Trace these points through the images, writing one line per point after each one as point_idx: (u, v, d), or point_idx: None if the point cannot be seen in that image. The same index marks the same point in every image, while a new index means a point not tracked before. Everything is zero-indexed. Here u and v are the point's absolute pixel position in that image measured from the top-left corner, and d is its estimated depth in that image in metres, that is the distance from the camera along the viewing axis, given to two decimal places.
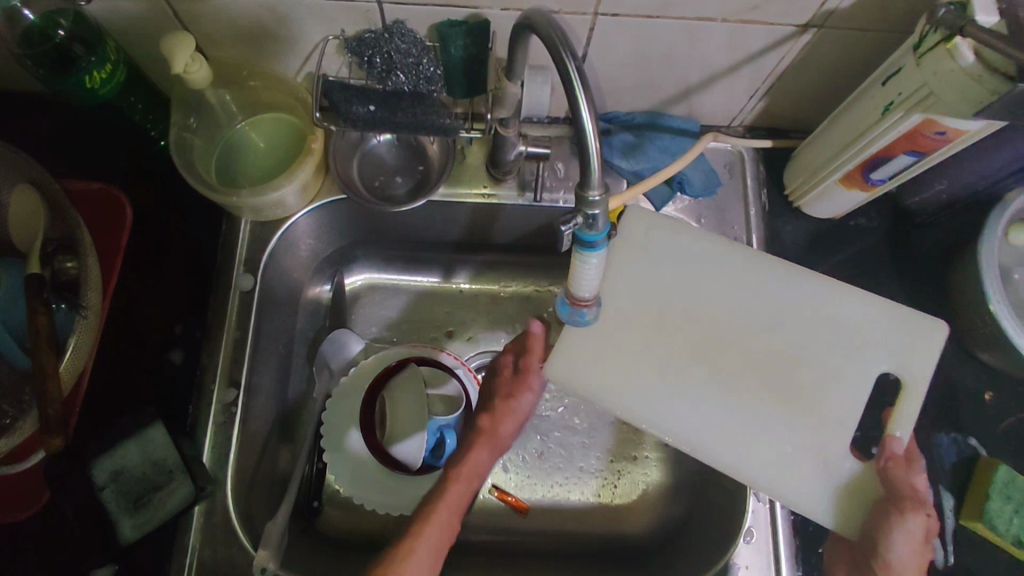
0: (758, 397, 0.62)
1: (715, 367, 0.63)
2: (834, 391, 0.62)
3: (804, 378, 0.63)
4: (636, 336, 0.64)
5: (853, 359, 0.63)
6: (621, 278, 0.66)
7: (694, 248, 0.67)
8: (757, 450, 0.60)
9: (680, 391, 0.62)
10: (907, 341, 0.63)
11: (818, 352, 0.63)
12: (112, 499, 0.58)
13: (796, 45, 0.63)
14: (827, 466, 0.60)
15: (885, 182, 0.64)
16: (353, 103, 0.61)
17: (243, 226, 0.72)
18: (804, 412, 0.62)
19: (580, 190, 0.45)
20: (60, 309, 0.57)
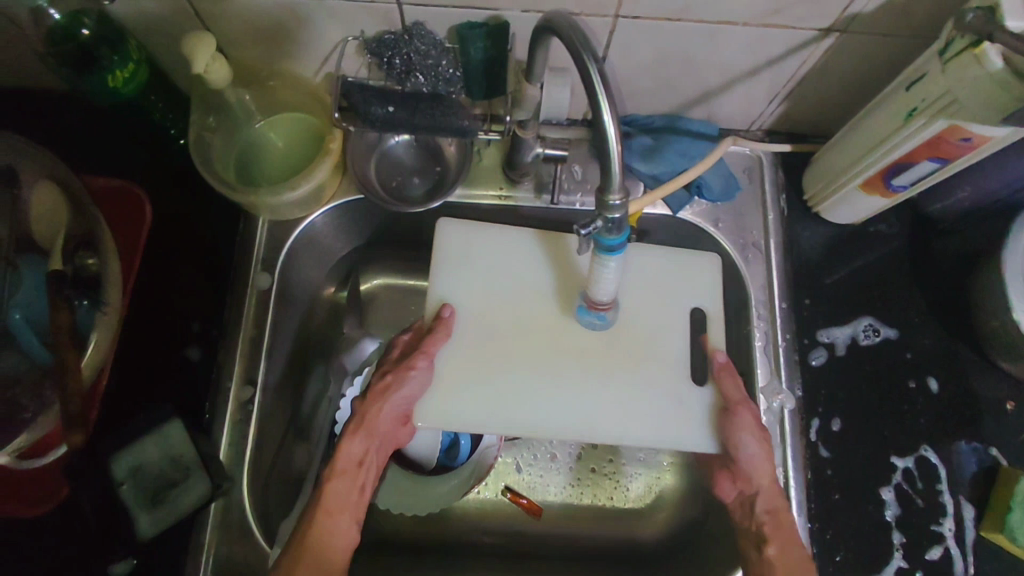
0: (612, 358, 0.64)
1: (571, 345, 0.65)
2: (662, 336, 0.66)
3: (633, 335, 0.65)
4: (492, 331, 0.65)
5: (668, 302, 0.67)
6: (466, 278, 0.66)
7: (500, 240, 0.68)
8: (632, 408, 0.63)
9: (543, 375, 0.63)
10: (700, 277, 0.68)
11: (637, 307, 0.66)
12: (130, 494, 0.59)
13: (818, 49, 0.62)
14: (681, 400, 0.64)
15: (907, 188, 0.63)
16: (372, 105, 0.61)
17: (260, 225, 0.71)
18: (646, 363, 0.65)
19: (601, 195, 0.45)
20: (82, 305, 0.57)
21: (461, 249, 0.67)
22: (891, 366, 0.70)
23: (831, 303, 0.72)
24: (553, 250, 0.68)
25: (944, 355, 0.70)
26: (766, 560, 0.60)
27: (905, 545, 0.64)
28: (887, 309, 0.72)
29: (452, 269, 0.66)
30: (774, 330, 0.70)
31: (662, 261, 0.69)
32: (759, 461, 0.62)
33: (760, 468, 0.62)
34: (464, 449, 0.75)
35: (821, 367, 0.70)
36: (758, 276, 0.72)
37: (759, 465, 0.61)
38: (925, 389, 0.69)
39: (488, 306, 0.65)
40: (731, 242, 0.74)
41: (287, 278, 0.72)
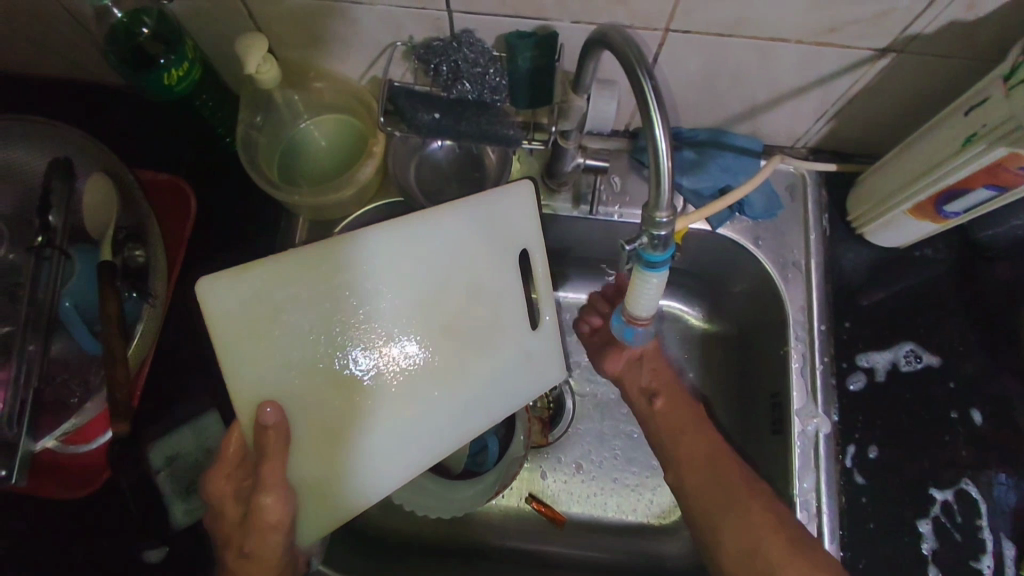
0: (443, 341, 0.61)
1: (423, 354, 0.60)
2: (490, 304, 0.63)
3: (466, 317, 0.62)
4: (342, 392, 0.58)
5: (485, 268, 0.62)
6: (300, 355, 0.57)
7: (307, 291, 0.57)
8: (505, 380, 0.64)
9: (407, 393, 0.60)
10: (509, 208, 0.63)
11: (455, 287, 0.61)
12: (166, 482, 0.61)
13: (872, 69, 0.61)
14: (529, 356, 0.65)
15: (959, 215, 0.62)
16: (419, 111, 0.63)
17: (298, 222, 0.71)
18: (494, 336, 0.63)
19: (649, 212, 0.45)
20: (130, 297, 0.59)
21: (285, 312, 0.56)
22: (933, 395, 0.68)
23: (872, 327, 0.70)
24: (386, 265, 0.59)
25: (988, 387, 0.68)
26: (654, 411, 0.65)
27: None
28: (931, 336, 0.70)
29: (272, 342, 0.56)
30: (811, 352, 0.69)
31: (501, 215, 0.63)
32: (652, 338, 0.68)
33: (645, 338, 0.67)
34: (491, 455, 0.75)
35: (859, 392, 0.68)
36: (797, 296, 0.71)
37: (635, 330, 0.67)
38: (968, 421, 0.67)
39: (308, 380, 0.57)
40: (771, 261, 0.72)
41: None
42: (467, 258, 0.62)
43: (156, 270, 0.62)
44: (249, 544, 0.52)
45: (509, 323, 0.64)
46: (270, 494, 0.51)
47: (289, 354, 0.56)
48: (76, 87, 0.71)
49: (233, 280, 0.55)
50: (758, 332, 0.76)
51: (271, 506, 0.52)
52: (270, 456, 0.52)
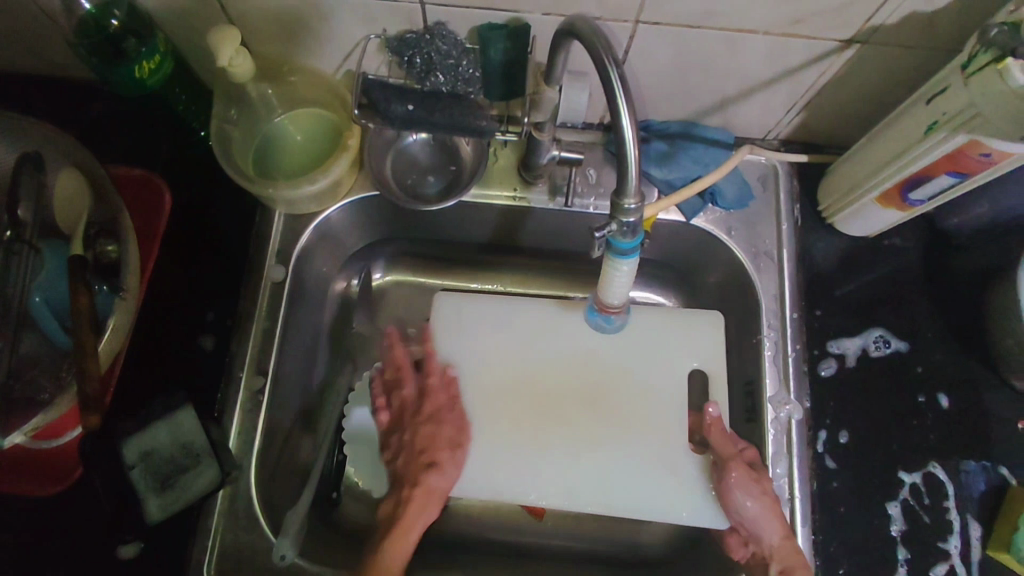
0: (587, 413, 0.67)
1: (582, 408, 0.67)
2: (648, 403, 0.67)
3: (618, 397, 0.67)
4: (500, 401, 0.67)
5: (655, 367, 0.68)
6: (472, 351, 0.69)
7: (505, 312, 0.70)
8: (633, 481, 0.65)
9: (547, 433, 0.66)
10: (700, 337, 0.69)
11: (629, 364, 0.68)
12: (140, 478, 0.59)
13: (839, 60, 0.62)
14: (675, 467, 0.65)
15: (924, 203, 0.63)
16: (392, 102, 0.62)
17: (277, 218, 0.71)
18: (641, 433, 0.66)
19: (616, 198, 0.46)
20: (102, 290, 0.59)
21: (465, 318, 0.70)
22: (902, 380, 0.69)
23: (843, 316, 0.71)
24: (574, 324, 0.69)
25: (955, 372, 0.70)
26: None
27: (910, 561, 0.64)
28: (899, 322, 0.71)
29: (460, 336, 0.69)
30: (784, 340, 0.70)
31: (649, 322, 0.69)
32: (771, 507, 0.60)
33: (768, 525, 0.59)
34: None
35: (830, 378, 0.69)
36: (770, 286, 0.72)
37: (760, 520, 0.59)
38: (935, 405, 0.69)
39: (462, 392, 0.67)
40: (744, 251, 0.74)
41: (301, 270, 0.72)
42: (642, 357, 0.68)
43: (130, 265, 0.60)
44: (435, 482, 0.60)
45: (650, 452, 0.66)
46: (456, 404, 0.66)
47: (472, 346, 0.69)
48: (46, 82, 0.70)
49: (455, 295, 0.71)
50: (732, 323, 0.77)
51: (445, 459, 0.62)
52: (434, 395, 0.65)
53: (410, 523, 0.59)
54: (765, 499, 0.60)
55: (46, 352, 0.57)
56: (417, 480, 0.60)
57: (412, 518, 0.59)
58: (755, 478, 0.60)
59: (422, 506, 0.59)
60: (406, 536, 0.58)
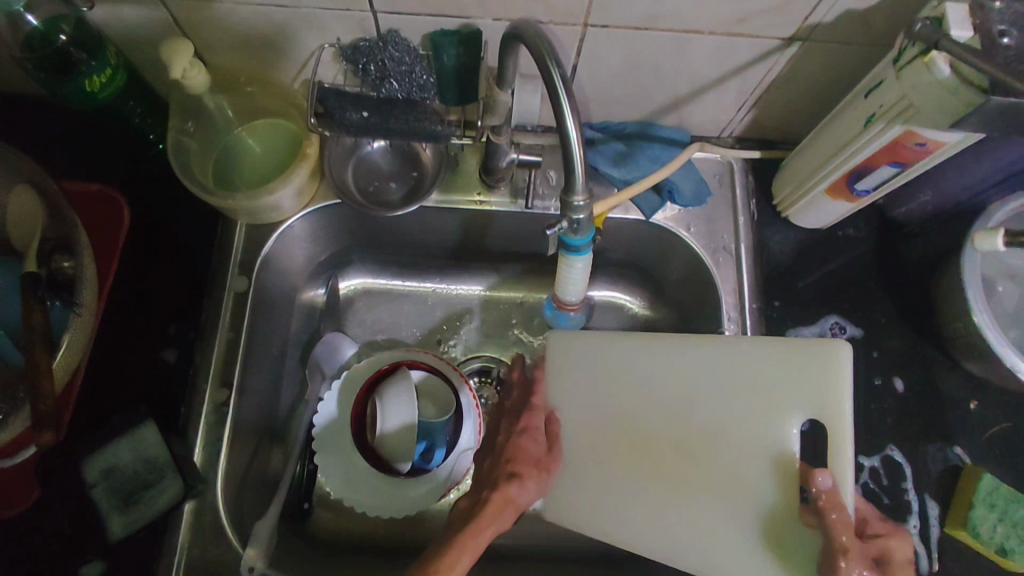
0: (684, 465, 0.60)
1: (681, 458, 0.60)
2: (752, 462, 0.58)
3: (718, 450, 0.59)
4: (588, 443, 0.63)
5: (762, 416, 0.58)
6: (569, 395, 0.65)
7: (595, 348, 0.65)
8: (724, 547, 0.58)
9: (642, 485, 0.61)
10: (810, 384, 0.57)
11: (731, 413, 0.59)
12: (103, 495, 0.59)
13: (783, 57, 0.64)
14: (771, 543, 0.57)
15: (870, 193, 0.65)
16: (347, 110, 0.62)
17: (238, 229, 0.71)
18: (737, 498, 0.58)
19: (566, 197, 0.48)
20: (54, 306, 0.58)
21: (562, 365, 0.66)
22: (858, 365, 0.71)
23: (800, 306, 0.73)
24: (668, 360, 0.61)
25: (910, 357, 0.72)
26: None
27: None
28: (853, 309, 0.73)
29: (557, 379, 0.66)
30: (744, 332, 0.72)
31: (758, 362, 0.58)
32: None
33: None
34: (439, 451, 0.72)
35: None
36: (729, 279, 0.74)
37: None
38: (890, 388, 0.71)
39: (616, 423, 0.63)
40: (702, 246, 0.75)
41: (263, 283, 0.72)
42: (762, 411, 0.58)
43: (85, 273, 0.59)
44: (525, 470, 0.59)
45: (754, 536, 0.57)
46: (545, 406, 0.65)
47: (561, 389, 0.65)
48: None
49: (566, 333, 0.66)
50: (694, 317, 0.78)
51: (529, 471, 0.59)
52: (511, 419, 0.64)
53: (508, 496, 0.56)
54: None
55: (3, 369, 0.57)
56: (502, 483, 0.57)
57: (491, 522, 0.54)
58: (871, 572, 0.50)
59: (493, 525, 0.54)
60: (503, 506, 0.56)
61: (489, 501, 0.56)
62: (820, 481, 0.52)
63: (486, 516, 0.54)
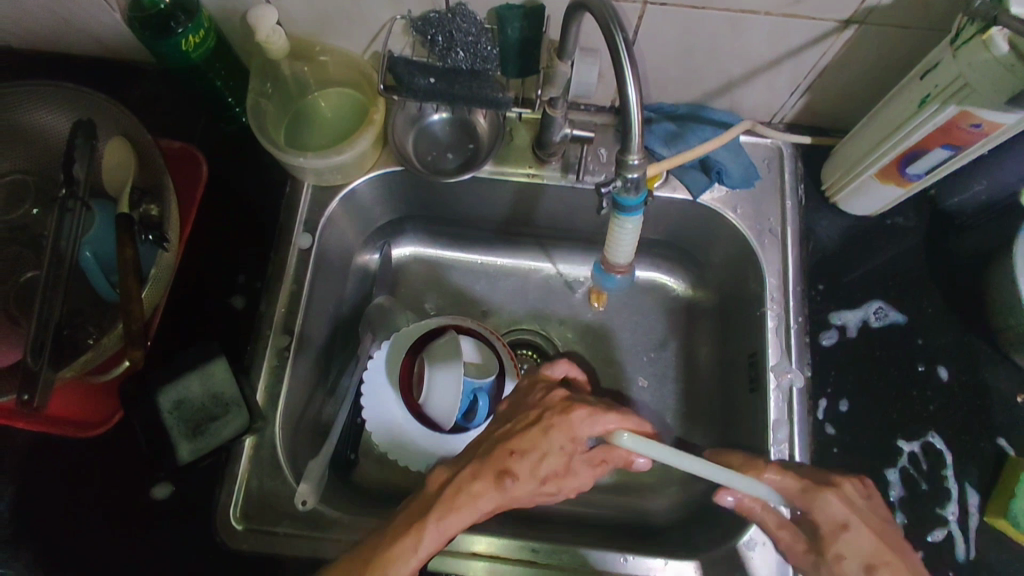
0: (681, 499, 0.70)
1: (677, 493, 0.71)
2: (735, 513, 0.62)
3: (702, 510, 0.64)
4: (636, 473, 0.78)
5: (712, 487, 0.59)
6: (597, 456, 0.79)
7: None
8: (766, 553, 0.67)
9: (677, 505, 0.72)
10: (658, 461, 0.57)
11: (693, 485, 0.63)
12: (172, 424, 0.63)
13: (838, 41, 0.65)
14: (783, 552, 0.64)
15: (921, 177, 0.66)
16: (415, 76, 0.66)
17: (305, 189, 0.76)
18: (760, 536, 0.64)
19: (621, 156, 0.51)
20: (145, 240, 0.63)
21: None
22: (902, 352, 0.71)
23: (844, 290, 0.74)
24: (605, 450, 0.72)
25: (956, 346, 0.72)
26: None
27: (907, 525, 0.65)
28: (899, 296, 0.73)
29: None
30: (787, 313, 0.73)
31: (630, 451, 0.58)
32: (866, 543, 0.58)
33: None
34: (482, 410, 0.74)
35: (832, 347, 0.72)
36: (774, 260, 0.75)
37: None
38: (934, 376, 0.71)
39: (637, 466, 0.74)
40: (749, 227, 0.76)
41: (327, 248, 0.77)
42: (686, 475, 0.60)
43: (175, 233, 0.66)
44: (521, 468, 0.57)
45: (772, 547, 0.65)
46: (580, 413, 0.60)
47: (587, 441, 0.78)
48: (99, 65, 0.77)
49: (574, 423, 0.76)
50: (737, 299, 0.79)
51: (523, 467, 0.57)
52: (538, 413, 0.62)
53: (476, 493, 0.55)
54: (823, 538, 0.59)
55: (88, 303, 0.62)
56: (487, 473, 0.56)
57: (473, 495, 0.55)
58: (810, 548, 0.60)
59: (474, 509, 0.54)
60: (466, 505, 0.54)
61: (456, 489, 0.55)
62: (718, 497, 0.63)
63: (446, 513, 0.54)
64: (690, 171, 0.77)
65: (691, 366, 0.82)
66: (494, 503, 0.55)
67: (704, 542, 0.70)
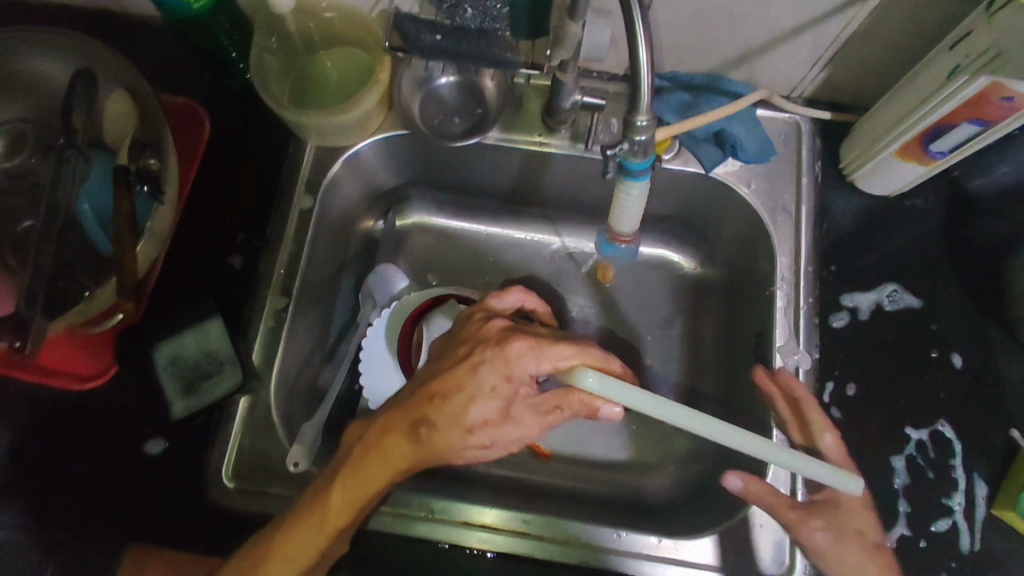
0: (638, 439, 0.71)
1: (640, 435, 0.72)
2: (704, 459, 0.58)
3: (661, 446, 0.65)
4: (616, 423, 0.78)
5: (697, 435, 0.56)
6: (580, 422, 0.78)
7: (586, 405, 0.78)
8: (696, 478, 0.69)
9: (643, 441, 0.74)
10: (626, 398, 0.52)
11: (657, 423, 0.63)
12: (168, 379, 0.63)
13: (863, 9, 0.62)
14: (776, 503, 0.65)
15: (946, 155, 0.63)
16: (421, 33, 0.64)
17: (308, 150, 0.74)
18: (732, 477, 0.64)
19: (628, 117, 0.49)
20: (142, 191, 0.63)
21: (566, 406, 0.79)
22: (915, 338, 0.69)
23: (857, 271, 0.71)
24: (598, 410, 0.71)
25: (972, 333, 0.69)
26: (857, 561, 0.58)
27: (911, 514, 0.64)
28: (915, 281, 0.71)
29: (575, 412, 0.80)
30: (797, 293, 0.70)
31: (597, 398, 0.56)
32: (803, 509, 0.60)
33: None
34: None
35: (842, 330, 0.69)
36: (786, 239, 0.72)
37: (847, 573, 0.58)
38: (947, 363, 0.68)
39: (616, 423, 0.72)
40: (762, 204, 0.74)
41: (328, 213, 0.75)
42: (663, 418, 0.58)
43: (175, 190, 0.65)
44: (438, 418, 0.55)
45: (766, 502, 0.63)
46: (514, 345, 0.55)
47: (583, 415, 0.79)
48: (104, 19, 0.75)
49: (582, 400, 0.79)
50: (746, 278, 0.77)
51: (441, 420, 0.55)
52: (469, 346, 0.58)
53: (386, 450, 0.55)
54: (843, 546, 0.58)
55: (82, 256, 0.61)
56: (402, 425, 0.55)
57: (388, 448, 0.55)
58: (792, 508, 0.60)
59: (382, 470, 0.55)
60: (375, 466, 0.55)
61: (365, 448, 0.55)
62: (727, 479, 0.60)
63: (355, 477, 0.54)
64: (704, 145, 0.74)
65: (696, 346, 0.80)
66: (407, 460, 0.55)
67: (701, 522, 0.69)
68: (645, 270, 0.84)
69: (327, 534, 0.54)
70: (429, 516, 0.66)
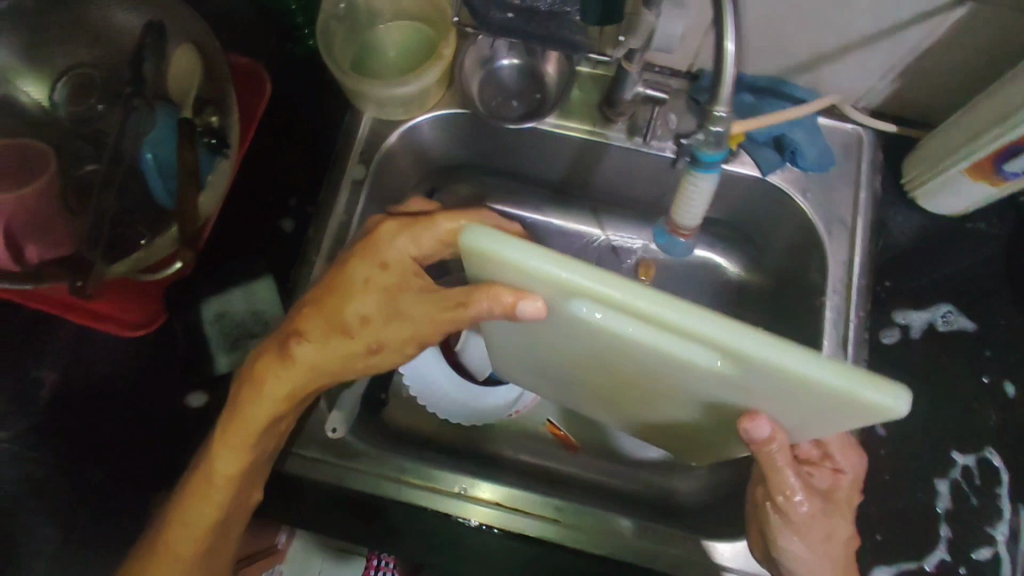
0: (623, 393, 0.58)
1: (627, 395, 0.58)
2: (693, 381, 0.47)
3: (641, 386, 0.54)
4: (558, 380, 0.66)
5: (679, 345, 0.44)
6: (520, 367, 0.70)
7: (566, 345, 0.53)
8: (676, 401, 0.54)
9: (628, 395, 0.58)
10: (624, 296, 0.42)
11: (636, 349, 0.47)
12: (214, 333, 0.66)
13: (946, 20, 0.61)
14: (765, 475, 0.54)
15: (1018, 177, 0.61)
16: (492, 10, 0.64)
17: (364, 121, 0.74)
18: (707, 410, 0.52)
19: (707, 106, 0.48)
20: (206, 143, 0.63)
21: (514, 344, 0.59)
22: (967, 361, 0.67)
23: (911, 289, 0.70)
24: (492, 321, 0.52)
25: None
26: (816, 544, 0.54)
27: (950, 540, 0.62)
28: (970, 303, 0.69)
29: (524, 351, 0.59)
30: (848, 306, 0.69)
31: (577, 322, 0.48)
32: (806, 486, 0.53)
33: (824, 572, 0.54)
34: None
35: (891, 346, 0.68)
36: (840, 250, 0.71)
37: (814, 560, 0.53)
38: (997, 390, 0.67)
39: (568, 366, 0.59)
40: (817, 214, 0.72)
41: (380, 188, 0.76)
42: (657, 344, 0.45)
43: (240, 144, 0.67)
44: (310, 333, 0.53)
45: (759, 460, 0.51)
46: (387, 222, 0.55)
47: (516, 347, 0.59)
48: None
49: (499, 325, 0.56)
50: (794, 287, 0.76)
51: (311, 330, 0.53)
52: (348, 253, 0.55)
53: (263, 377, 0.53)
54: (821, 551, 0.53)
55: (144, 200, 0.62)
56: (278, 352, 0.53)
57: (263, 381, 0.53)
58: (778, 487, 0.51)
59: (267, 411, 0.53)
60: (257, 400, 0.53)
61: (249, 381, 0.54)
62: (757, 430, 0.48)
63: (233, 422, 0.53)
64: (764, 149, 0.72)
65: None
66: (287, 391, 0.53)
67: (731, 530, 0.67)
68: (687, 273, 0.83)
69: (221, 485, 0.54)
70: (461, 493, 0.65)
